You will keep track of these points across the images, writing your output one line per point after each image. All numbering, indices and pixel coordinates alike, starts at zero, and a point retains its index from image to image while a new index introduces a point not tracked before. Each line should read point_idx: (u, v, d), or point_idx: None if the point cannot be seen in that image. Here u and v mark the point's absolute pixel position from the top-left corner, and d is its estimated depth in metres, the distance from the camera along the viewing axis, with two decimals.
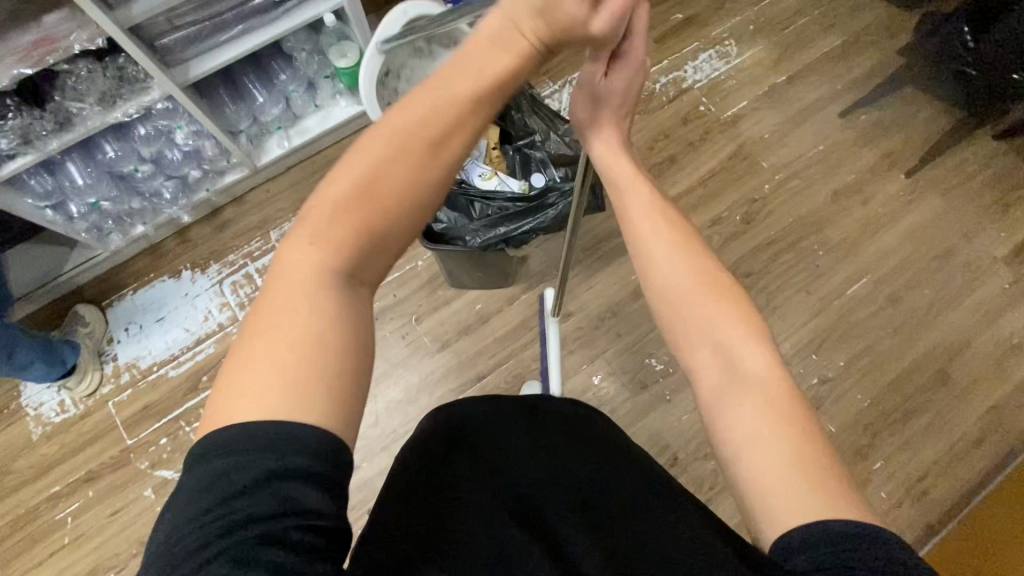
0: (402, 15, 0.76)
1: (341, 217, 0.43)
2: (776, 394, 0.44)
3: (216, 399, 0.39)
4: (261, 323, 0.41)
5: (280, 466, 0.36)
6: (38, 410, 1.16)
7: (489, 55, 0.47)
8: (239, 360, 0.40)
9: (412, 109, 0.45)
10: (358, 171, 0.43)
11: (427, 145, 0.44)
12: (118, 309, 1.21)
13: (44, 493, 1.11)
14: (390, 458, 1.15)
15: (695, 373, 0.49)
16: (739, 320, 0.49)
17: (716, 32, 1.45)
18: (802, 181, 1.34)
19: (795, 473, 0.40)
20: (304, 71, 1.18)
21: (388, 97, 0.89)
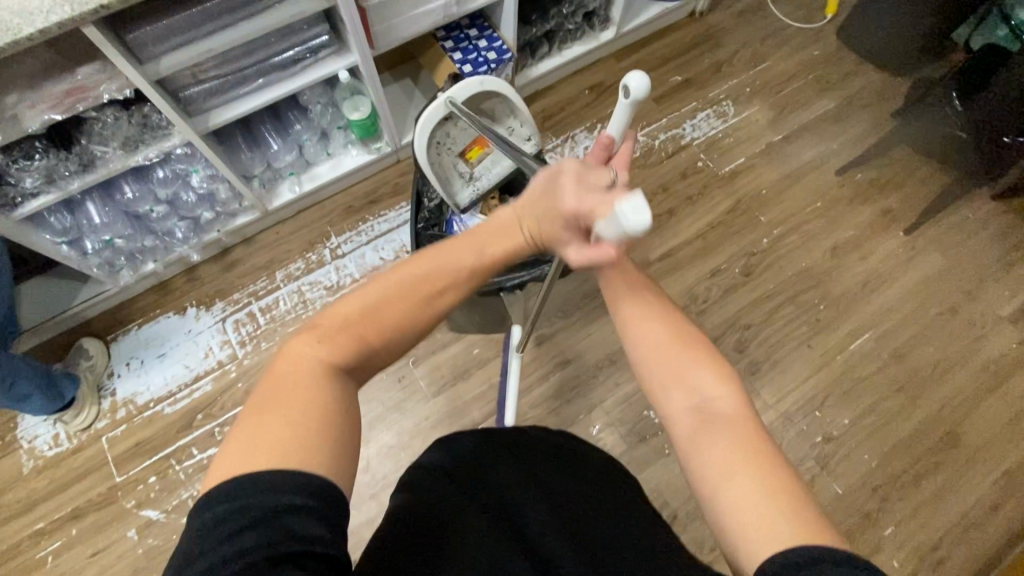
0: (478, 84, 0.87)
1: (347, 333, 0.46)
2: (744, 430, 0.46)
3: (219, 459, 0.39)
4: (259, 405, 0.42)
5: (283, 502, 0.36)
6: (31, 442, 1.15)
7: (494, 236, 0.54)
8: (243, 426, 0.41)
9: (424, 262, 0.49)
10: (370, 297, 0.47)
11: (428, 294, 0.48)
12: (122, 344, 1.23)
13: (29, 529, 1.09)
14: (380, 505, 1.13)
15: (669, 419, 0.50)
16: (704, 360, 0.51)
17: (713, 93, 1.51)
18: (800, 236, 1.36)
19: (771, 502, 0.41)
20: (318, 122, 1.25)
21: (439, 138, 0.91)
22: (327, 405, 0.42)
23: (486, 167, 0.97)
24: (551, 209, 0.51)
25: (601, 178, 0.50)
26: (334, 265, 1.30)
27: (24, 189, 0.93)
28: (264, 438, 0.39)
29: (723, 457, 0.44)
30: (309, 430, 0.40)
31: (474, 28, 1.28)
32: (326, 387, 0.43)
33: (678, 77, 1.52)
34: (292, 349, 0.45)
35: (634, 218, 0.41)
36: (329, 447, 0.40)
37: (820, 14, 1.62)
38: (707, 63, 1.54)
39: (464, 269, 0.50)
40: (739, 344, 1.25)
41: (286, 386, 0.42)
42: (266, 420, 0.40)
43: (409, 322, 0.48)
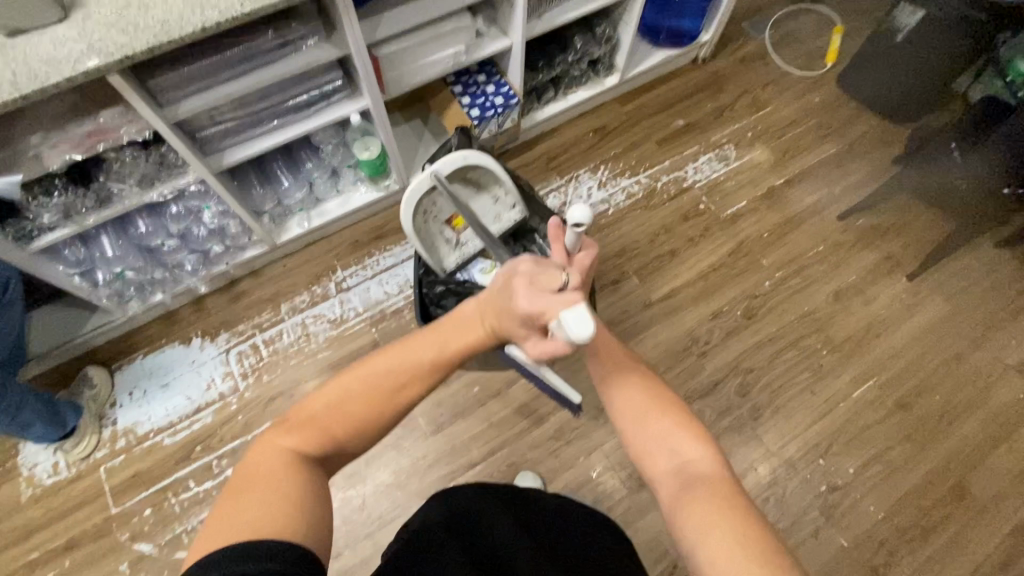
0: (462, 158, 0.91)
1: (317, 424, 0.49)
2: (720, 487, 0.49)
3: (195, 546, 0.40)
4: (235, 492, 0.44)
5: (257, 568, 0.37)
6: (30, 470, 1.16)
7: (455, 332, 0.56)
8: (221, 511, 0.42)
9: (384, 359, 0.52)
10: (334, 392, 0.50)
11: (391, 390, 0.51)
12: (126, 373, 1.25)
13: (21, 559, 1.08)
14: (374, 545, 1.11)
15: (655, 484, 0.53)
16: (682, 423, 0.55)
17: (716, 137, 1.54)
18: (802, 280, 1.36)
19: (747, 554, 0.43)
20: (328, 160, 1.28)
21: (427, 206, 0.95)
22: (293, 489, 0.45)
23: (473, 233, 1.00)
24: (504, 312, 0.53)
25: (553, 281, 0.52)
26: (338, 298, 1.31)
27: (41, 224, 0.97)
28: (239, 519, 0.41)
29: (699, 513, 0.47)
30: (276, 506, 0.42)
31: (482, 75, 1.32)
32: (295, 473, 0.46)
33: (681, 121, 1.56)
34: (267, 442, 0.48)
35: (577, 330, 0.47)
36: (301, 525, 0.42)
37: (820, 63, 1.67)
38: (709, 108, 1.58)
39: (423, 364, 0.52)
40: (742, 388, 1.24)
41: (260, 473, 0.45)
42: (242, 503, 0.42)
43: (377, 415, 0.50)
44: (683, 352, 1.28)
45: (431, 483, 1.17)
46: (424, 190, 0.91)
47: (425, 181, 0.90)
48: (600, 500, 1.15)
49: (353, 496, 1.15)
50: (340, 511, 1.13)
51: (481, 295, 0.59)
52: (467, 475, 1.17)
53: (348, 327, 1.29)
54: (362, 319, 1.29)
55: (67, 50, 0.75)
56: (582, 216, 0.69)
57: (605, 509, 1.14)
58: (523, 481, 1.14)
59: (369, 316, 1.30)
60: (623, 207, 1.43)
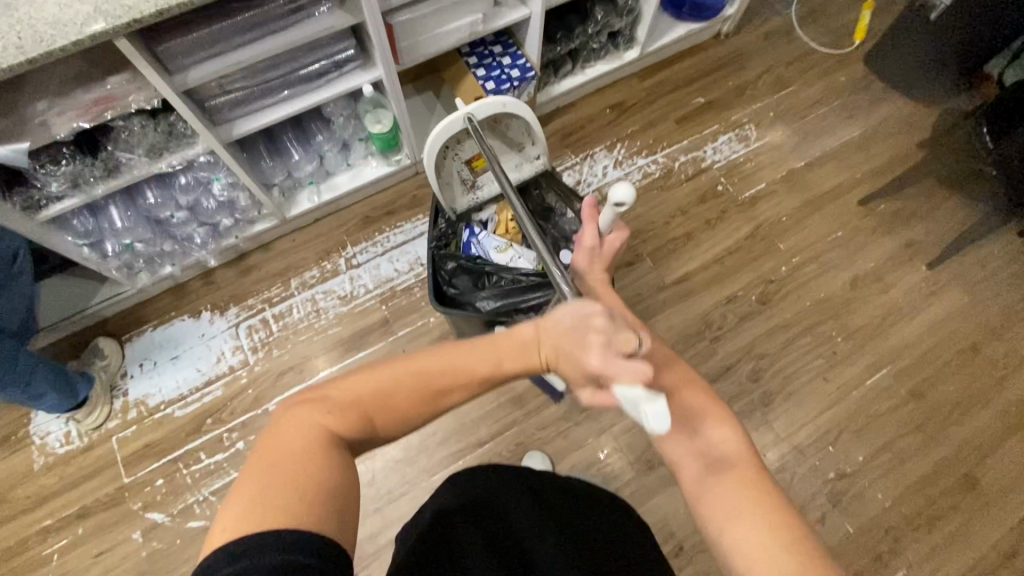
0: (500, 104, 0.88)
1: (355, 404, 0.48)
2: (745, 468, 0.48)
3: (217, 521, 0.39)
4: (260, 465, 0.42)
5: (286, 560, 0.36)
6: (43, 439, 1.17)
7: (509, 352, 0.54)
8: (246, 484, 0.41)
9: (438, 359, 0.51)
10: (383, 382, 0.49)
11: (433, 394, 0.50)
12: (136, 345, 1.24)
13: (36, 525, 1.10)
14: (383, 519, 1.12)
15: (677, 465, 0.52)
16: (707, 403, 0.54)
17: (736, 116, 1.50)
18: (820, 266, 1.34)
19: (775, 541, 0.42)
20: (340, 133, 1.26)
21: (451, 145, 0.93)
22: (322, 469, 0.43)
23: (490, 178, 0.99)
24: (575, 358, 0.51)
25: (630, 346, 0.49)
26: (349, 275, 1.30)
27: (48, 193, 0.95)
28: (268, 498, 0.40)
29: (725, 496, 0.46)
30: (306, 492, 0.41)
31: (499, 45, 1.28)
32: (326, 454, 0.44)
33: (701, 99, 1.51)
34: (296, 412, 0.46)
35: (655, 424, 0.45)
36: (328, 513, 0.41)
37: (848, 40, 1.61)
38: (730, 86, 1.53)
39: (475, 378, 0.52)
40: (753, 374, 1.23)
41: (287, 449, 0.44)
42: (269, 481, 0.41)
43: (414, 414, 0.50)
44: (696, 336, 1.26)
45: (440, 461, 1.18)
46: (455, 130, 0.88)
47: (459, 120, 0.87)
48: (608, 481, 1.16)
49: (363, 471, 1.15)
50: None
51: (543, 317, 0.56)
52: (475, 454, 1.17)
53: (358, 304, 1.27)
54: (373, 296, 1.28)
55: (73, 12, 0.72)
56: (625, 196, 0.70)
57: (613, 490, 1.15)
58: (532, 461, 1.14)
59: (379, 292, 1.28)
60: (638, 187, 1.40)
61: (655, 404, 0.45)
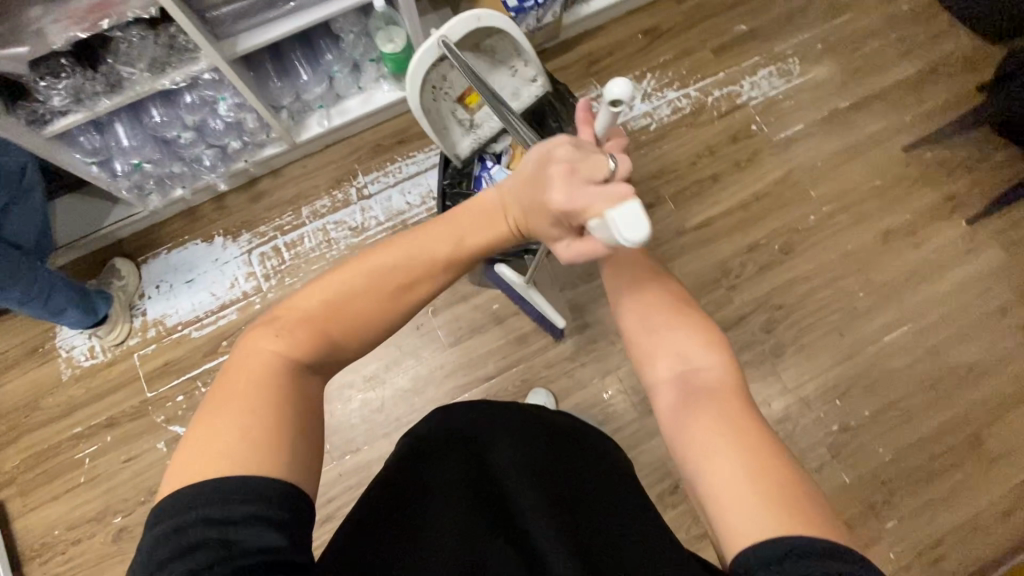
0: (475, 19, 0.82)
1: (309, 325, 0.48)
2: (728, 404, 0.46)
3: (174, 460, 0.42)
4: (219, 400, 0.44)
5: (224, 513, 0.39)
6: (69, 352, 1.22)
7: (474, 226, 0.54)
8: (200, 424, 0.43)
9: (394, 252, 0.52)
10: (334, 291, 0.50)
11: (397, 287, 0.51)
12: (152, 266, 1.26)
13: (68, 431, 1.18)
14: (391, 445, 1.16)
15: (655, 396, 0.52)
16: (696, 328, 0.52)
17: (780, 48, 1.37)
18: (851, 217, 1.27)
19: (752, 483, 0.41)
20: (350, 52, 1.19)
21: (437, 81, 0.86)
22: (275, 404, 0.44)
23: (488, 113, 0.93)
24: (540, 204, 0.50)
25: (599, 170, 0.48)
26: (360, 206, 1.27)
27: (52, 107, 0.92)
28: (214, 440, 0.41)
29: (707, 435, 0.45)
30: (255, 435, 0.42)
31: None
32: (279, 386, 0.45)
33: (743, 26, 1.38)
34: (254, 342, 0.47)
35: (628, 232, 0.42)
36: (283, 454, 0.42)
37: None
38: (777, 13, 1.39)
39: (438, 261, 0.52)
40: (768, 324, 1.21)
41: (242, 380, 0.45)
42: (218, 420, 0.42)
43: (378, 316, 0.51)
44: (713, 284, 1.23)
45: (447, 393, 1.20)
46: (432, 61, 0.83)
47: (433, 47, 0.81)
48: (610, 421, 1.18)
49: (373, 399, 1.19)
50: (359, 411, 1.18)
51: (505, 182, 0.56)
52: (481, 388, 1.19)
53: (370, 235, 1.26)
54: (384, 228, 1.26)
55: None
56: (620, 91, 0.58)
57: (613, 429, 1.17)
58: (536, 398, 1.16)
59: (390, 226, 1.26)
60: (666, 123, 1.32)
61: (628, 207, 0.43)
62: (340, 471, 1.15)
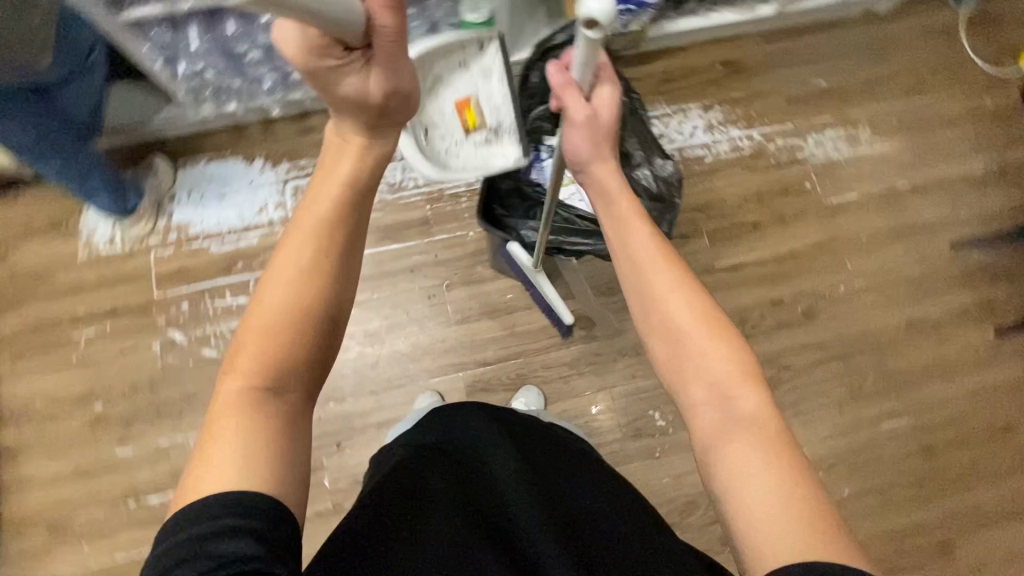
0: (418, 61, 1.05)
1: (252, 350, 0.51)
2: (762, 429, 0.51)
3: (181, 490, 0.45)
4: (218, 433, 0.47)
5: (215, 528, 0.41)
6: (89, 235, 1.23)
7: (337, 163, 0.61)
8: (200, 459, 0.46)
9: (285, 263, 0.54)
10: (259, 320, 0.52)
11: (308, 277, 0.53)
12: (188, 172, 1.27)
13: (72, 310, 1.20)
14: (375, 403, 1.17)
15: (693, 418, 0.56)
16: (731, 350, 0.57)
17: (853, 113, 1.35)
18: (881, 297, 1.25)
19: (784, 505, 0.46)
20: (432, 11, 1.16)
21: (447, 144, 1.09)
22: (269, 427, 0.48)
23: (488, 117, 1.09)
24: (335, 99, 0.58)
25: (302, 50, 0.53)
26: (402, 164, 1.28)
27: None
28: (213, 469, 0.45)
29: (743, 459, 0.49)
30: (250, 454, 0.46)
31: None
32: (261, 399, 0.49)
33: (822, 82, 1.36)
34: (223, 387, 0.50)
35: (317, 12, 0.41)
36: (270, 474, 0.46)
37: (1012, 62, 1.40)
38: (860, 78, 1.37)
39: (328, 219, 0.56)
40: (770, 381, 1.20)
41: (227, 419, 0.48)
42: (221, 449, 0.46)
43: (312, 313, 0.53)
44: None
45: (441, 367, 1.21)
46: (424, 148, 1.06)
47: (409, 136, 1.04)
48: (592, 435, 1.18)
49: (369, 354, 1.20)
50: (352, 363, 1.19)
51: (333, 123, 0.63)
52: (476, 370, 1.20)
53: (405, 196, 1.27)
54: (420, 192, 1.27)
55: None
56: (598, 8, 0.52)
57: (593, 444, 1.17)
58: (526, 395, 1.17)
59: (426, 192, 1.27)
60: (722, 159, 1.30)
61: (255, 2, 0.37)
62: (320, 415, 1.16)
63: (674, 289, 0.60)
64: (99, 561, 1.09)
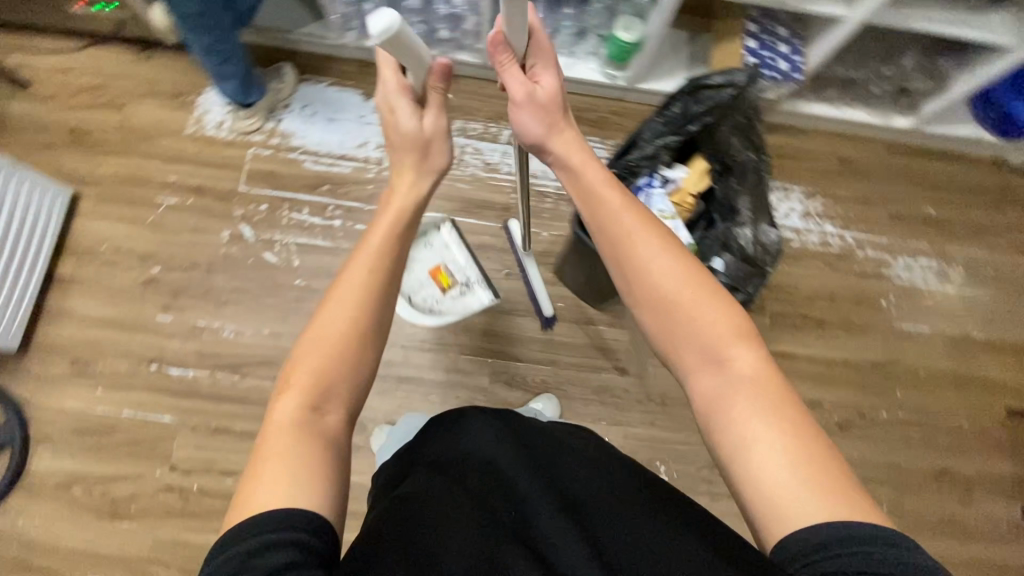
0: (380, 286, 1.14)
1: (306, 370, 0.58)
2: (761, 391, 0.56)
3: (233, 512, 0.50)
4: (273, 449, 0.53)
5: (261, 541, 0.45)
6: (201, 114, 1.29)
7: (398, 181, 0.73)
8: (248, 482, 0.51)
9: (341, 293, 0.62)
10: (312, 348, 0.60)
11: (362, 313, 0.62)
12: (309, 88, 1.32)
13: (164, 175, 1.26)
14: (402, 358, 1.19)
15: (697, 392, 0.60)
16: (710, 306, 0.61)
17: (952, 250, 1.32)
18: (920, 436, 1.22)
19: (792, 463, 0.51)
20: (587, 19, 1.20)
21: (428, 300, 1.18)
22: (320, 445, 0.55)
23: (457, 275, 1.20)
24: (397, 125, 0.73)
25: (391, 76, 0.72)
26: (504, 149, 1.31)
27: None
28: (268, 482, 0.50)
29: (749, 426, 0.54)
30: (303, 467, 0.52)
31: (786, 29, 1.19)
32: (312, 418, 0.56)
33: (931, 210, 1.34)
34: (278, 407, 0.56)
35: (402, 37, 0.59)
36: (323, 486, 0.52)
37: None
38: (970, 219, 1.34)
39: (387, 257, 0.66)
40: None
41: (283, 441, 0.54)
42: (275, 465, 0.52)
43: (364, 346, 0.61)
44: None
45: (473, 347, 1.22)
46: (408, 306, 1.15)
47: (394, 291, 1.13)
48: None
49: None
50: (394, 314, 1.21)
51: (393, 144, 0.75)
52: (505, 362, 1.21)
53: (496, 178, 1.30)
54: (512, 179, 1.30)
55: None
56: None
57: None
58: (544, 402, 1.17)
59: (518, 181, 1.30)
60: (808, 249, 1.29)
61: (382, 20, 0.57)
62: None
63: (664, 250, 0.65)
64: (107, 409, 1.14)
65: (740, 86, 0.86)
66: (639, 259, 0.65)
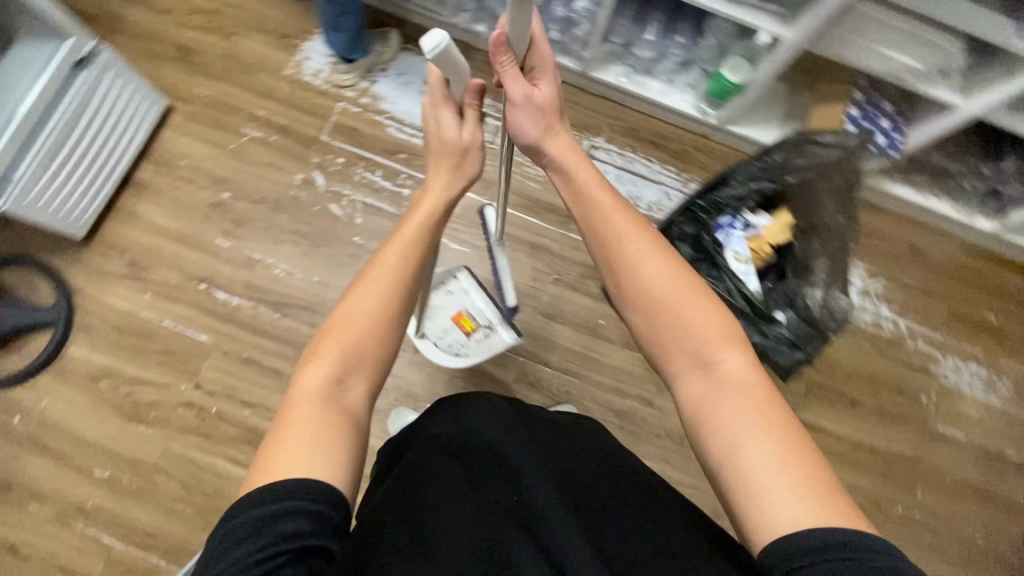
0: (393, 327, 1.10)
1: (331, 343, 0.59)
2: (747, 393, 0.56)
3: (254, 476, 0.50)
4: (298, 415, 0.54)
5: (278, 509, 0.46)
6: (302, 59, 1.33)
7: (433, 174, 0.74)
8: (268, 449, 0.51)
9: (374, 273, 0.64)
10: (340, 322, 0.61)
11: (393, 291, 0.63)
12: (408, 57, 1.35)
13: (254, 108, 1.30)
14: None
15: (685, 395, 0.61)
16: (696, 308, 0.63)
17: (1004, 362, 1.29)
18: (931, 540, 1.19)
19: (777, 462, 0.51)
20: (696, 51, 1.21)
21: (453, 344, 1.12)
22: (344, 419, 0.55)
23: (479, 316, 1.13)
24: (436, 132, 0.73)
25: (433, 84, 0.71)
26: None
27: None
28: (290, 448, 0.51)
29: (732, 428, 0.54)
30: (327, 436, 0.52)
31: (890, 105, 1.18)
32: (336, 391, 0.57)
33: (992, 318, 1.31)
34: (304, 377, 0.57)
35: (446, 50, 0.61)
36: (344, 455, 0.52)
37: None
38: None
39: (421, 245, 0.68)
40: None
41: (308, 411, 0.54)
42: (299, 433, 0.52)
43: (393, 325, 0.63)
44: None
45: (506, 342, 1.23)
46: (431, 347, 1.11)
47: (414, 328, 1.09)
48: None
49: None
50: None
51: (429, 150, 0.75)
52: (534, 364, 1.21)
53: None
54: None
55: None
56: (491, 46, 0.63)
57: None
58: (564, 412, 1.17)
59: None
60: (859, 327, 1.27)
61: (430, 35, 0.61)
62: None
63: (659, 253, 0.67)
64: (150, 316, 1.18)
65: (850, 149, 0.87)
66: (633, 258, 0.67)
